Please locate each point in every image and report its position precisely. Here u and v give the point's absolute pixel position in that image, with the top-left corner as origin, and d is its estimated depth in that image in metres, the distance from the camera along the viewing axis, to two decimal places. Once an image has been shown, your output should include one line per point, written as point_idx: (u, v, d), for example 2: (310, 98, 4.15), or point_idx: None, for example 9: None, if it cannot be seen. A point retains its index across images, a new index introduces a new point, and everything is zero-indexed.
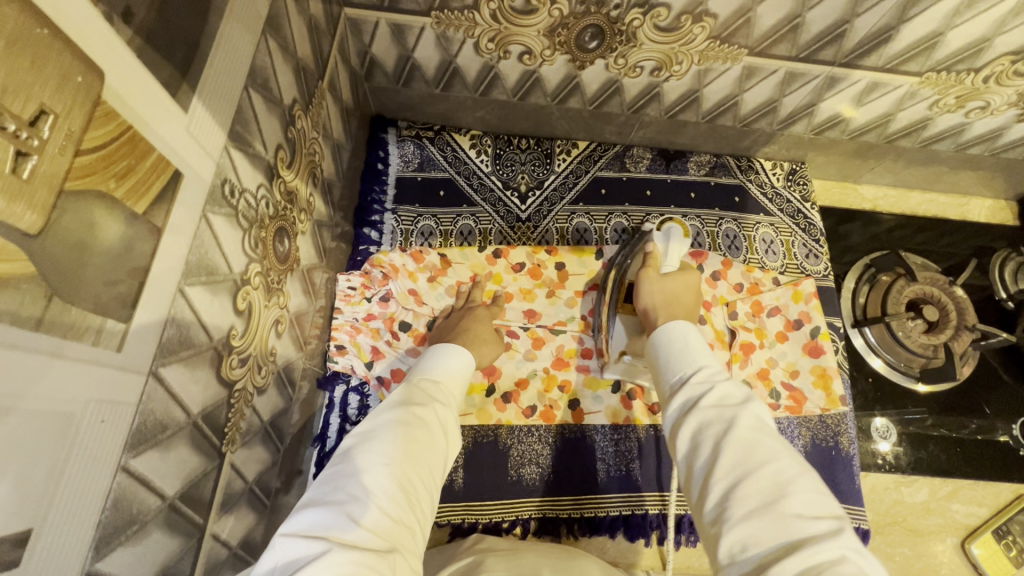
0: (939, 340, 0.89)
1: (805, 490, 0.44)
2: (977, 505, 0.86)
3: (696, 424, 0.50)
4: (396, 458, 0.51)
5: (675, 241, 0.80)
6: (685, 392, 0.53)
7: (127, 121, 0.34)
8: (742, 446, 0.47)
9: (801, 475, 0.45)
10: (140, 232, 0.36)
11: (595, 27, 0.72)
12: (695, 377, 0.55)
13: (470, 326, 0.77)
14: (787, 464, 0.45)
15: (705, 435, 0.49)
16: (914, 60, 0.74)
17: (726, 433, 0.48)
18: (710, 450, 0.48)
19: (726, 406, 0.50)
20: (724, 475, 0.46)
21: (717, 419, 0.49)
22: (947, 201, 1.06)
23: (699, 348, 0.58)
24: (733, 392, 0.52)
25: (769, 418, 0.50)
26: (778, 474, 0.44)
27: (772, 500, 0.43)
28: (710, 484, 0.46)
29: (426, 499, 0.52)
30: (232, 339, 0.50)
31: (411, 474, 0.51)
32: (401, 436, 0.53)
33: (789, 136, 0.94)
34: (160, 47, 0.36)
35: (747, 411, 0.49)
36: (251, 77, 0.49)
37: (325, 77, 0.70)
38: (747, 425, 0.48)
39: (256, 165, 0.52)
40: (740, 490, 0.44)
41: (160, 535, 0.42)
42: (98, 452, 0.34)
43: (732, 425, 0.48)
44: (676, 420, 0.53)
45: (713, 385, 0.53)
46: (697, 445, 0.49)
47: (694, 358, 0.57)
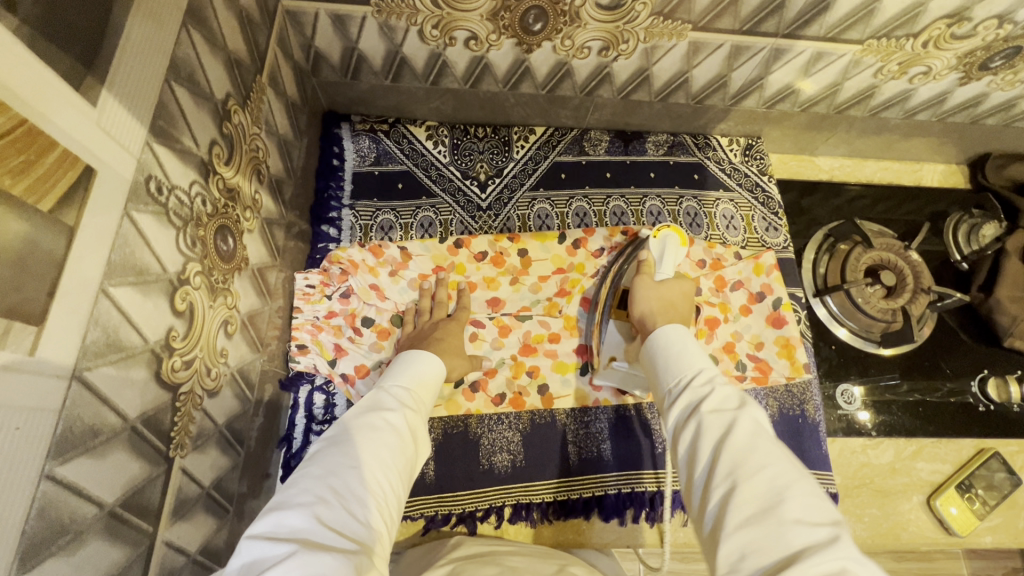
0: (897, 304, 0.89)
1: (804, 493, 0.42)
2: (941, 462, 0.88)
3: (694, 431, 0.49)
4: (365, 461, 0.49)
5: (670, 250, 0.78)
6: (688, 397, 0.53)
7: (20, 115, 0.33)
8: (739, 451, 0.45)
9: (801, 481, 0.43)
10: (47, 231, 0.34)
11: (537, 8, 0.72)
12: (696, 382, 0.54)
13: (440, 340, 0.74)
14: (783, 467, 0.44)
15: (703, 441, 0.48)
16: (854, 29, 0.75)
17: (723, 438, 0.47)
18: (708, 457, 0.47)
19: (725, 410, 0.50)
20: (721, 480, 0.44)
21: (716, 425, 0.48)
22: (901, 169, 1.08)
23: (693, 354, 0.58)
24: (731, 396, 0.51)
25: (769, 424, 0.49)
26: (776, 478, 0.43)
27: (769, 505, 0.41)
28: (708, 492, 0.45)
29: (394, 502, 0.50)
30: (172, 340, 0.49)
31: (381, 479, 0.50)
32: (371, 440, 0.52)
33: (742, 112, 0.95)
34: (55, 40, 0.35)
35: (745, 415, 0.48)
36: (174, 71, 0.48)
37: (264, 71, 0.68)
38: (744, 427, 0.47)
39: (187, 161, 0.51)
40: (739, 495, 0.43)
41: (99, 544, 0.41)
42: (16, 462, 0.33)
43: (729, 430, 0.47)
44: (678, 426, 0.52)
45: (713, 390, 0.52)
46: (695, 453, 0.48)
47: (693, 360, 0.57)
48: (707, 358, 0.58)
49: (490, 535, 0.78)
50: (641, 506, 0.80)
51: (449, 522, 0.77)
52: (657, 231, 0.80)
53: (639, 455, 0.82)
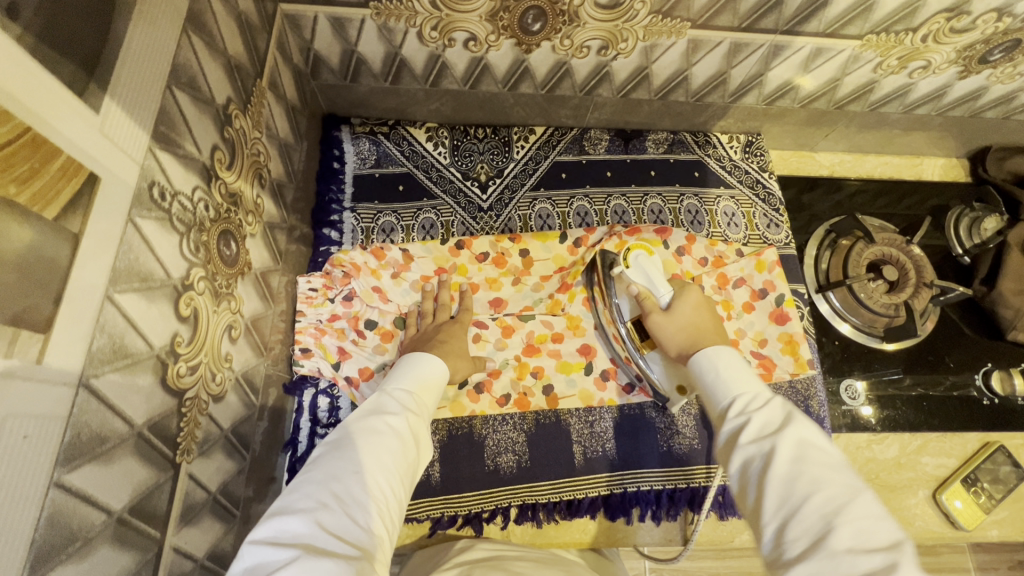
0: (900, 298, 0.90)
1: (857, 520, 0.42)
2: (947, 457, 0.88)
3: (740, 460, 0.50)
4: (367, 466, 0.49)
5: (651, 270, 0.78)
6: (728, 425, 0.54)
7: (24, 123, 0.33)
8: (787, 480, 0.46)
9: (853, 504, 0.43)
10: (53, 238, 0.35)
11: (536, 9, 0.72)
12: (734, 409, 0.55)
13: (443, 342, 0.74)
14: (833, 492, 0.44)
15: (750, 470, 0.49)
16: (853, 24, 0.75)
17: (767, 465, 0.47)
18: (756, 485, 0.48)
19: (766, 436, 0.50)
20: (773, 511, 0.45)
21: (759, 453, 0.49)
22: (901, 163, 1.08)
23: (736, 375, 0.59)
24: (773, 419, 0.52)
25: (817, 445, 0.49)
26: (824, 504, 0.43)
27: (821, 534, 0.41)
28: (762, 522, 0.45)
29: (396, 506, 0.50)
30: (178, 346, 0.49)
31: (383, 482, 0.49)
32: (373, 443, 0.51)
33: (742, 108, 0.95)
34: (57, 47, 0.35)
35: (786, 439, 0.49)
36: (175, 76, 0.48)
37: (264, 75, 0.68)
38: (786, 453, 0.47)
39: (189, 167, 0.51)
40: (791, 526, 0.43)
41: (108, 551, 0.41)
42: (24, 469, 0.33)
43: (773, 456, 0.48)
44: (725, 454, 0.53)
45: (751, 416, 0.53)
46: (745, 483, 0.49)
47: (730, 386, 0.58)
48: (751, 380, 0.58)
49: (496, 536, 0.78)
50: (646, 504, 0.80)
51: (456, 523, 0.78)
52: (625, 259, 0.80)
53: (645, 453, 0.82)
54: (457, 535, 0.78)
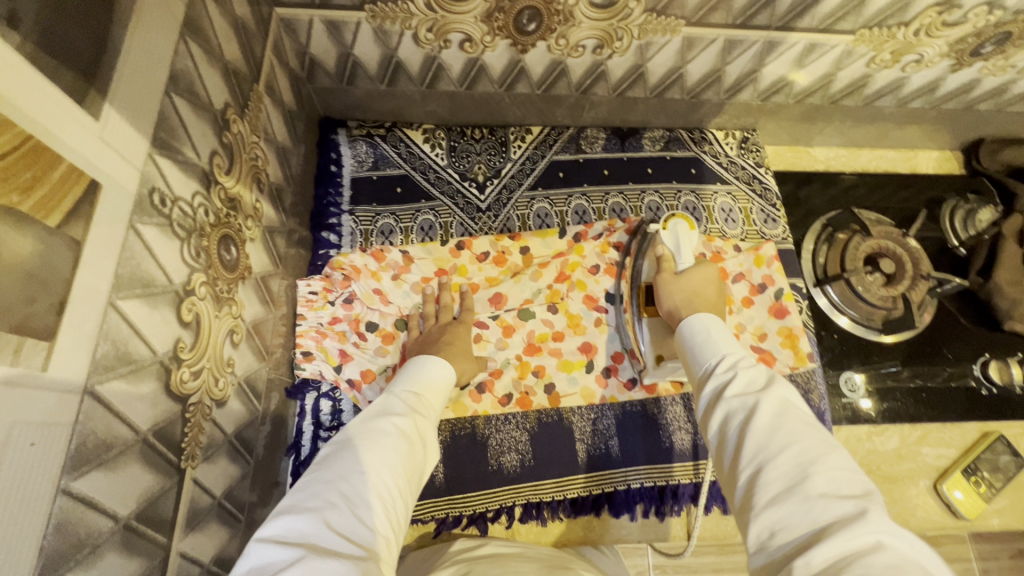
0: (898, 291, 0.91)
1: (832, 470, 0.42)
2: (946, 447, 0.89)
3: (722, 414, 0.50)
4: (373, 466, 0.49)
5: (684, 239, 0.78)
6: (713, 382, 0.53)
7: (25, 131, 0.32)
8: (765, 432, 0.46)
9: (829, 456, 0.43)
10: (57, 247, 0.35)
11: (531, 9, 0.73)
12: (720, 367, 0.55)
13: (448, 345, 0.74)
14: (810, 444, 0.44)
15: (731, 423, 0.48)
16: (846, 19, 0.76)
17: (750, 418, 0.47)
18: (735, 438, 0.47)
19: (750, 393, 0.50)
20: (750, 459, 0.45)
21: (742, 408, 0.49)
22: (896, 157, 1.09)
23: (723, 338, 0.59)
24: (757, 379, 0.52)
25: (797, 404, 0.49)
26: (802, 454, 0.43)
27: (796, 482, 0.42)
28: (738, 472, 0.45)
29: (402, 507, 0.50)
30: (181, 352, 0.49)
31: (389, 483, 0.49)
32: (380, 445, 0.51)
33: (737, 105, 0.95)
34: (55, 55, 0.35)
35: (771, 395, 0.49)
36: (173, 82, 0.48)
37: (261, 79, 0.68)
38: (769, 407, 0.47)
39: (189, 172, 0.51)
40: (766, 472, 0.43)
41: (116, 558, 0.41)
42: (30, 477, 0.33)
43: (756, 410, 0.47)
44: (707, 411, 0.52)
45: (736, 373, 0.53)
46: (724, 436, 0.49)
47: (719, 347, 0.57)
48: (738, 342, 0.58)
49: (501, 535, 0.79)
50: (650, 501, 0.81)
51: (460, 524, 0.78)
52: (665, 222, 0.80)
53: (649, 450, 0.82)
54: (462, 534, 0.78)
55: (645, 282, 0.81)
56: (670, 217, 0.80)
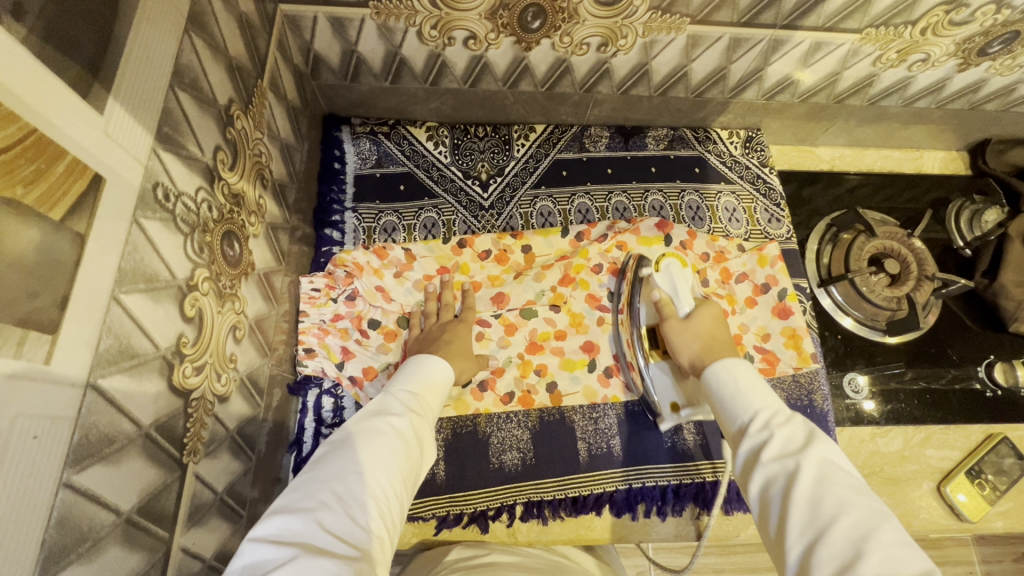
0: (902, 292, 0.89)
1: (886, 546, 0.40)
2: (950, 449, 0.88)
3: (762, 479, 0.49)
4: (368, 466, 0.49)
5: (680, 281, 0.78)
6: (749, 442, 0.52)
7: (30, 124, 0.32)
8: (809, 502, 0.44)
9: (881, 531, 0.41)
10: (60, 240, 0.34)
11: (535, 6, 0.72)
12: (754, 424, 0.54)
13: (449, 343, 0.74)
14: (859, 517, 0.42)
15: (773, 489, 0.47)
16: (852, 18, 0.75)
17: (790, 486, 0.46)
18: (779, 507, 0.46)
19: (788, 454, 0.49)
20: (798, 534, 0.43)
21: (782, 473, 0.48)
22: (901, 157, 1.08)
23: (756, 390, 0.57)
24: (796, 437, 0.50)
25: (841, 467, 0.47)
26: (851, 527, 0.41)
27: (845, 556, 0.40)
28: (786, 546, 0.44)
29: (397, 507, 0.50)
30: (183, 347, 0.49)
31: (385, 483, 0.49)
32: (376, 444, 0.51)
33: (742, 104, 0.95)
34: (61, 45, 0.35)
35: (810, 458, 0.47)
36: (177, 77, 0.48)
37: (265, 76, 0.69)
38: (810, 473, 0.46)
39: (192, 167, 0.51)
40: (816, 550, 0.41)
41: (118, 552, 0.41)
42: (32, 470, 0.33)
43: (796, 476, 0.46)
44: (746, 474, 0.51)
45: (772, 433, 0.51)
46: (767, 504, 0.48)
47: (749, 400, 0.57)
48: (771, 395, 0.57)
49: (502, 534, 0.78)
50: (652, 500, 0.80)
51: (461, 522, 0.78)
52: (658, 263, 0.80)
53: (651, 450, 0.82)
54: (462, 533, 0.78)
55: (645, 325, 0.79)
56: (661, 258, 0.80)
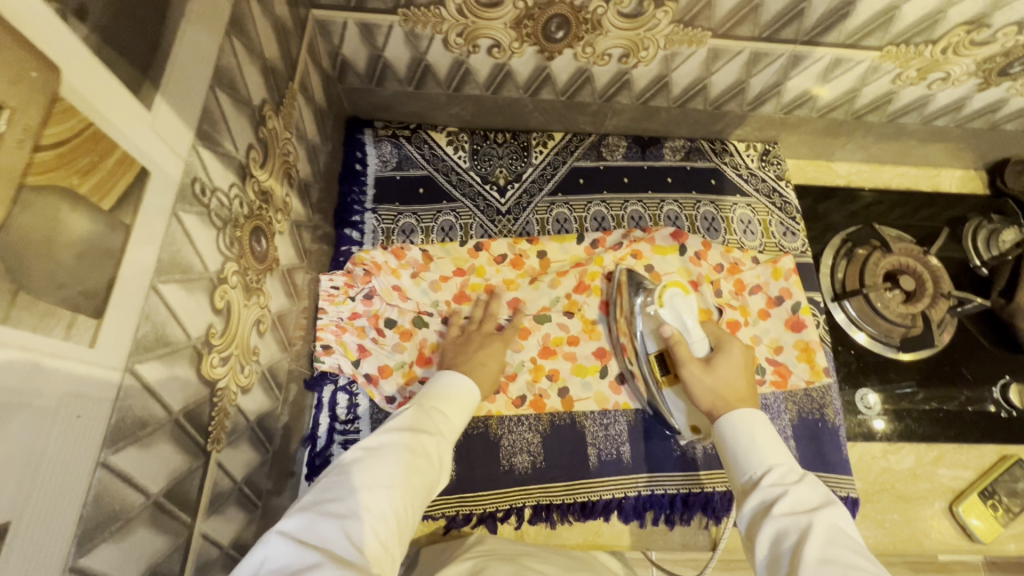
0: (917, 309, 0.91)
1: None
2: (963, 468, 0.87)
3: (771, 532, 0.50)
4: (397, 482, 0.50)
5: (687, 315, 0.74)
6: (759, 494, 0.53)
7: (87, 118, 0.34)
8: (819, 559, 0.45)
9: None
10: (108, 227, 0.36)
11: (560, 17, 0.74)
12: (767, 477, 0.55)
13: (484, 365, 0.74)
14: None
15: (784, 544, 0.48)
16: (873, 35, 0.76)
17: (801, 543, 0.47)
18: (789, 562, 0.47)
19: (800, 512, 0.50)
20: None
21: (793, 530, 0.49)
22: (919, 174, 1.08)
23: (772, 446, 0.58)
24: (809, 497, 0.51)
25: (850, 533, 0.48)
26: None
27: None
28: None
29: (412, 524, 0.51)
30: (212, 337, 0.50)
31: (408, 500, 0.50)
32: (405, 460, 0.52)
33: (760, 117, 0.96)
34: (118, 43, 0.36)
35: (822, 520, 0.48)
36: (217, 77, 0.50)
37: (295, 78, 0.71)
38: (821, 534, 0.47)
39: (227, 164, 0.53)
40: None
41: (146, 533, 0.42)
42: (74, 448, 0.34)
43: (808, 534, 0.47)
44: (753, 525, 0.52)
45: (785, 489, 0.52)
46: (777, 558, 0.48)
47: (763, 453, 0.58)
48: (785, 452, 0.58)
49: (510, 536, 0.79)
50: (660, 508, 0.81)
51: (470, 522, 0.79)
52: (661, 297, 0.76)
53: (661, 457, 0.82)
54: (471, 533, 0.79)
55: (653, 349, 0.76)
56: (664, 290, 0.76)
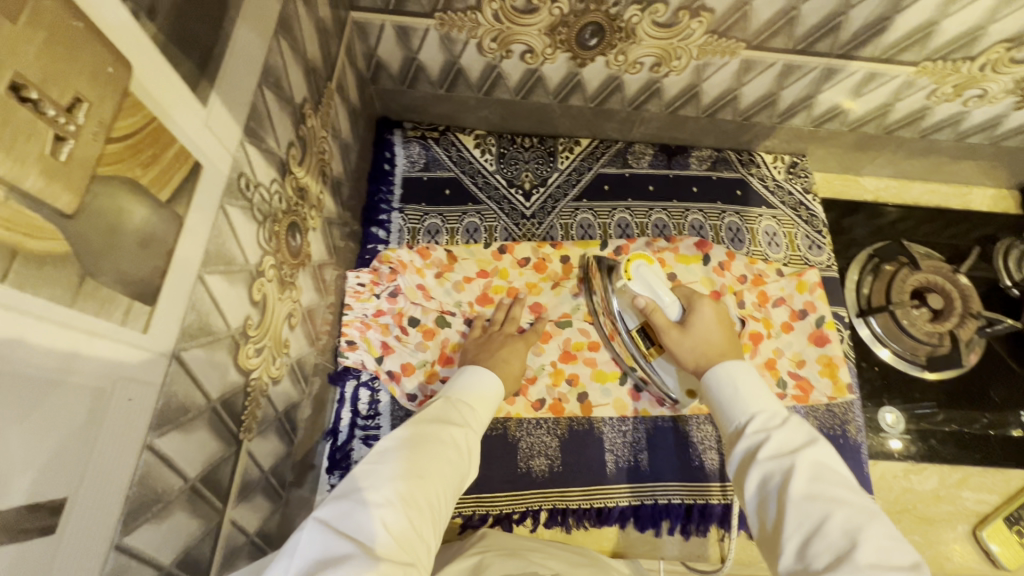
0: (945, 327, 0.91)
1: (877, 539, 0.43)
2: (988, 492, 0.86)
3: (758, 477, 0.51)
4: (431, 476, 0.51)
5: (656, 282, 0.74)
6: (745, 441, 0.54)
7: (152, 113, 0.35)
8: (805, 498, 0.47)
9: (872, 525, 0.44)
10: (163, 217, 0.37)
11: (594, 25, 0.75)
12: (752, 425, 0.56)
13: (507, 362, 0.74)
14: (853, 513, 0.45)
15: (771, 486, 0.50)
16: (910, 50, 0.76)
17: (787, 483, 0.48)
18: (776, 502, 0.48)
19: (785, 453, 0.51)
20: (796, 528, 0.46)
21: (779, 471, 0.50)
22: (949, 192, 1.07)
23: (757, 393, 0.59)
24: (792, 438, 0.53)
25: (833, 467, 0.50)
26: (846, 522, 0.44)
27: (842, 549, 0.43)
28: (783, 538, 0.46)
29: (444, 517, 0.52)
30: (249, 328, 0.52)
31: (440, 495, 0.51)
32: (438, 454, 0.53)
33: (789, 129, 0.95)
34: (181, 42, 0.38)
35: (805, 458, 0.50)
36: (265, 76, 0.51)
37: (333, 78, 0.72)
38: (805, 473, 0.49)
39: (269, 160, 0.54)
40: (814, 543, 0.44)
41: (183, 516, 0.43)
42: (125, 430, 0.35)
43: (792, 474, 0.49)
44: (740, 470, 0.53)
45: (769, 433, 0.53)
46: (764, 499, 0.50)
47: (747, 401, 0.58)
48: (770, 397, 0.59)
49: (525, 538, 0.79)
50: (676, 518, 0.81)
51: (486, 522, 0.79)
52: (628, 270, 0.74)
53: (678, 467, 0.82)
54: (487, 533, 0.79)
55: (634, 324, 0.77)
56: (630, 263, 0.74)
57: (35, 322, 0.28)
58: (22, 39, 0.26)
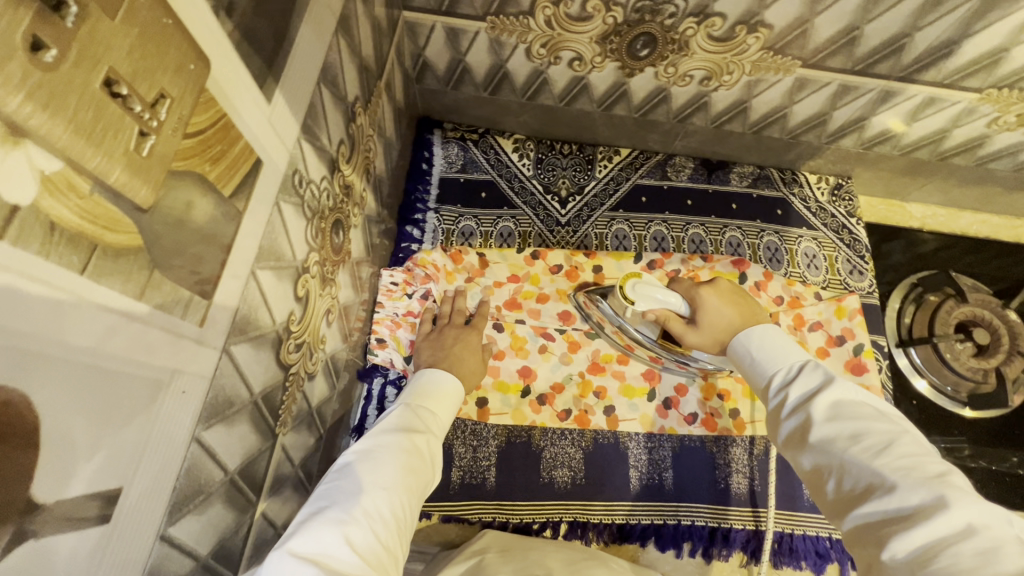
0: (990, 364, 0.89)
1: (900, 458, 0.42)
2: None
3: (785, 432, 0.51)
4: (392, 484, 0.50)
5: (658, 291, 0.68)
6: (772, 400, 0.54)
7: (223, 109, 0.35)
8: (827, 437, 0.46)
9: (897, 444, 0.43)
10: (226, 212, 0.38)
11: (647, 36, 0.74)
12: (777, 382, 0.55)
13: (462, 357, 0.73)
14: (875, 437, 0.44)
15: (794, 435, 0.49)
16: (974, 76, 0.74)
17: (807, 430, 0.48)
18: (803, 450, 0.48)
19: (806, 398, 0.51)
20: (825, 469, 0.46)
21: (799, 416, 0.50)
22: (1000, 223, 1.03)
23: (776, 344, 0.59)
24: (813, 383, 0.52)
25: (857, 400, 0.49)
26: (867, 450, 0.43)
27: (868, 477, 0.42)
28: (819, 482, 0.46)
29: (410, 526, 0.51)
30: (291, 324, 0.52)
31: (403, 503, 0.50)
32: (398, 462, 0.52)
33: (837, 151, 0.93)
34: (253, 40, 0.38)
35: (823, 398, 0.49)
36: (323, 75, 0.52)
37: (383, 77, 0.72)
38: (823, 414, 0.48)
39: (321, 158, 0.54)
40: (844, 480, 0.44)
41: (220, 508, 0.44)
42: (178, 421, 0.36)
43: (810, 420, 0.48)
44: (773, 428, 0.53)
45: (791, 384, 0.53)
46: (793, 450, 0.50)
47: (772, 358, 0.58)
48: (794, 349, 0.59)
49: None
50: (699, 540, 0.79)
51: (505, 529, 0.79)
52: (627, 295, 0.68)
53: (703, 488, 0.80)
54: None
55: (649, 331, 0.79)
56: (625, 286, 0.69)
57: (107, 313, 0.28)
58: (117, 35, 0.26)
